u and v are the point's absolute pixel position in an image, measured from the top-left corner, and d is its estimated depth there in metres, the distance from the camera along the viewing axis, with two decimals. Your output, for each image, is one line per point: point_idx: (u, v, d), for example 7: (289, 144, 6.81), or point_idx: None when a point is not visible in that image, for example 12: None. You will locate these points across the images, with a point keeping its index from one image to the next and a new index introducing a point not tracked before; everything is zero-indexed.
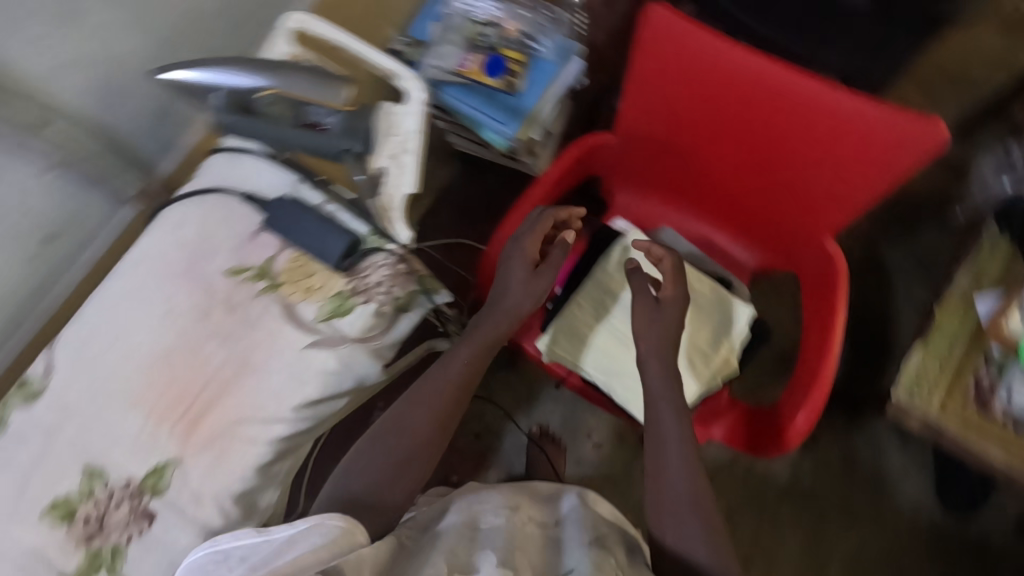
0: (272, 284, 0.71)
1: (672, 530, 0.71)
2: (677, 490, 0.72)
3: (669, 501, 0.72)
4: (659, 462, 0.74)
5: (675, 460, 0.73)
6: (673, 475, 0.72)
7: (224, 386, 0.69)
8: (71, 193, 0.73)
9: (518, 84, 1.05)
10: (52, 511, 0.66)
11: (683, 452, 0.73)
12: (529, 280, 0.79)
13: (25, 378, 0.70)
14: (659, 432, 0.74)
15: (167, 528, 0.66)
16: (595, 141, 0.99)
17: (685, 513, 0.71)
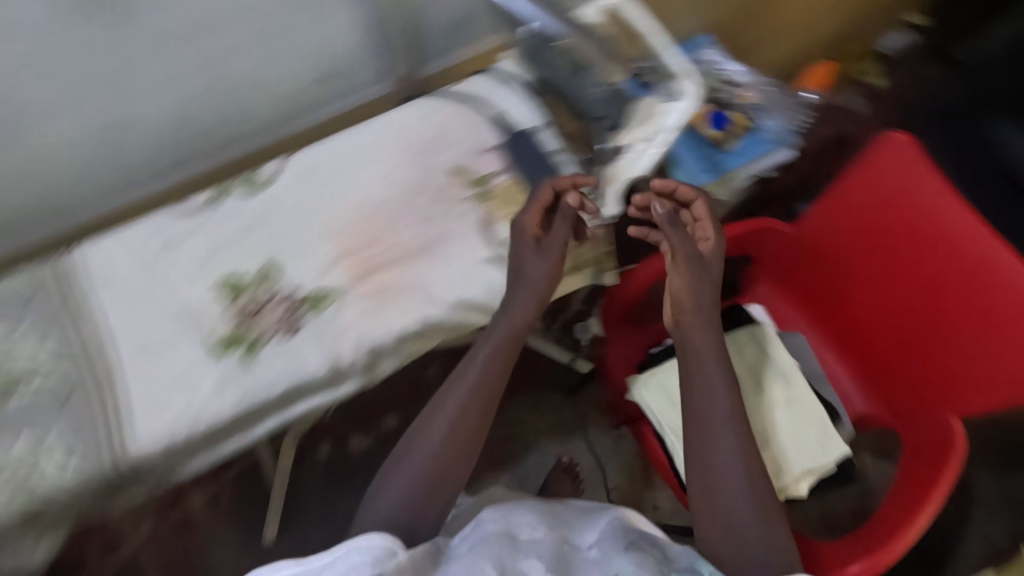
0: (482, 196, 0.78)
1: (726, 532, 0.60)
2: (735, 493, 0.61)
3: (722, 500, 0.61)
4: (708, 453, 0.63)
5: (729, 451, 0.62)
6: (728, 471, 0.62)
7: (403, 258, 0.76)
8: (360, 50, 0.84)
9: (730, 143, 1.11)
10: (224, 284, 0.76)
11: (736, 445, 0.63)
12: (536, 268, 0.70)
13: (256, 173, 0.81)
14: (702, 411, 0.65)
15: (300, 346, 0.72)
16: (773, 225, 1.01)
17: (745, 519, 0.60)
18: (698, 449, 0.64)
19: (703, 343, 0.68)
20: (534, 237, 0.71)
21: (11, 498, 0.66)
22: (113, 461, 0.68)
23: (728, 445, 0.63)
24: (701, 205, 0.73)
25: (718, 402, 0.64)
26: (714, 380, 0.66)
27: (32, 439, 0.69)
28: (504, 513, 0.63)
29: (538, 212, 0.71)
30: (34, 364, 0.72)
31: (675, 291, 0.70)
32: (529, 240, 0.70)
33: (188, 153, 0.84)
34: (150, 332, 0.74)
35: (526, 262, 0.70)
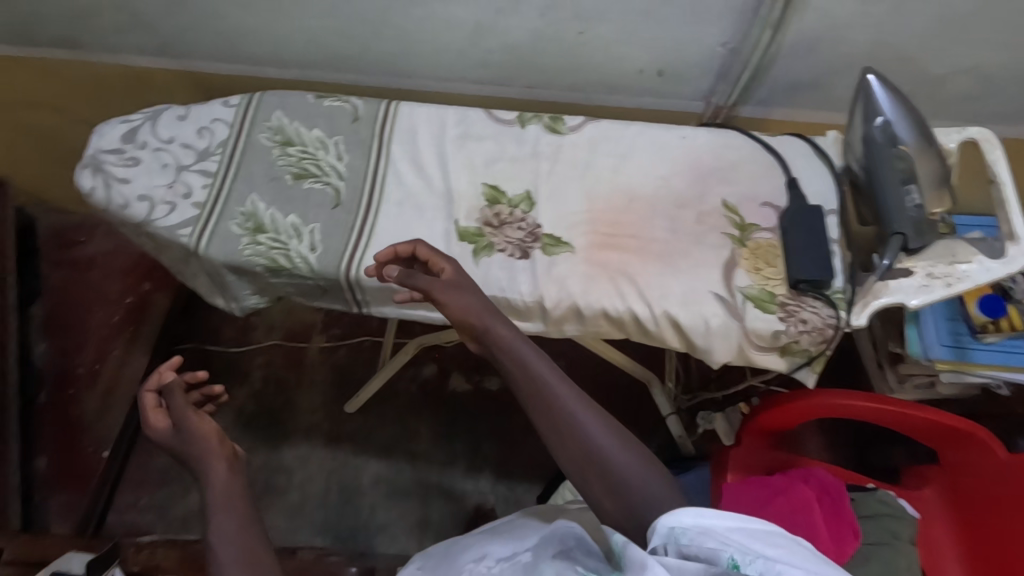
0: (739, 240, 0.78)
1: (616, 487, 0.62)
2: (611, 452, 0.63)
3: (602, 461, 0.62)
4: (575, 430, 0.63)
5: (589, 416, 0.64)
6: (598, 433, 0.63)
7: (642, 249, 0.78)
8: (708, 63, 0.88)
9: (989, 334, 0.92)
10: (489, 187, 0.83)
11: (590, 408, 0.64)
12: (185, 422, 0.68)
13: (563, 119, 0.87)
14: (560, 418, 0.64)
15: (521, 270, 0.77)
16: (993, 447, 0.88)
17: (628, 466, 0.62)
18: (562, 432, 0.64)
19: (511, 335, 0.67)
20: (167, 420, 0.69)
21: (264, 252, 0.80)
22: (342, 270, 0.79)
23: (575, 407, 0.64)
24: (423, 246, 0.73)
25: (549, 375, 0.65)
26: (528, 360, 0.66)
27: (298, 219, 0.82)
28: (496, 533, 0.80)
29: (157, 410, 0.70)
30: (329, 168, 0.86)
31: (458, 316, 0.68)
32: (167, 428, 0.69)
33: (518, 77, 0.94)
34: (416, 192, 0.84)
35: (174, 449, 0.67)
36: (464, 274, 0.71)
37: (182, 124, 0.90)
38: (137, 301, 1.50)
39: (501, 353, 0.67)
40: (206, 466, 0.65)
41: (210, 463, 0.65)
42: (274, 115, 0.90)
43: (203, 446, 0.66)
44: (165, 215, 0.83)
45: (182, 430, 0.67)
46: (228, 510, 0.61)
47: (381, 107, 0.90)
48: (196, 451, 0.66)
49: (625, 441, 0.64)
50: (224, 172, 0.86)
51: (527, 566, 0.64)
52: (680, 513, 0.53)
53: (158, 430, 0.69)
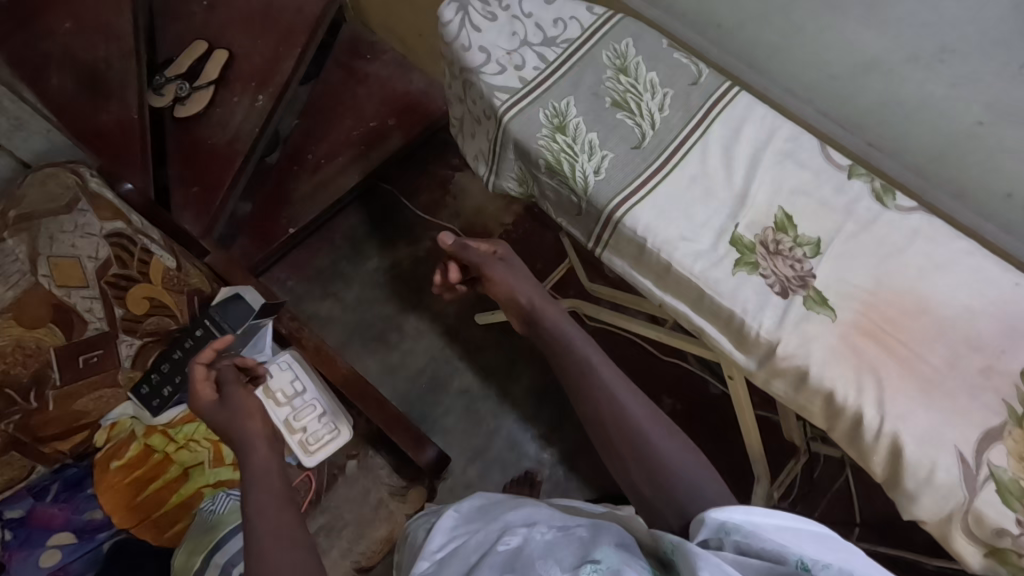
0: (1020, 419, 0.68)
1: (649, 460, 0.70)
2: (648, 429, 0.72)
3: (638, 437, 0.71)
4: (613, 407, 0.74)
5: (628, 394, 0.75)
6: (635, 409, 0.74)
7: (904, 361, 0.70)
8: None
9: None
10: (783, 214, 0.79)
11: (626, 390, 0.76)
12: (233, 400, 0.80)
13: (894, 193, 0.80)
14: (596, 395, 0.75)
15: (772, 306, 0.73)
16: None
17: (663, 443, 0.71)
18: (600, 409, 0.74)
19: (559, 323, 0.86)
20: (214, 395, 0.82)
21: (553, 151, 0.83)
22: (609, 204, 0.80)
23: (610, 379, 0.76)
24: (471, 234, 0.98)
25: (595, 359, 0.79)
26: (575, 342, 0.82)
27: (596, 140, 0.84)
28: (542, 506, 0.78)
29: (206, 384, 0.84)
30: (647, 112, 0.86)
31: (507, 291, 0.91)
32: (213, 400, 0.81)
33: (864, 130, 0.87)
34: (712, 177, 0.81)
35: (217, 420, 0.78)
36: (507, 257, 0.95)
37: (546, 6, 0.93)
38: (379, 129, 1.64)
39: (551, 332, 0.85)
40: (247, 442, 0.74)
41: (253, 439, 0.74)
42: (625, 41, 0.91)
43: (245, 426, 0.76)
44: (493, 74, 0.89)
45: (227, 405, 0.79)
46: (266, 479, 0.69)
47: (724, 86, 0.87)
48: (239, 428, 0.75)
49: (659, 424, 0.73)
50: (557, 65, 0.89)
51: (583, 543, 0.63)
52: (730, 509, 0.54)
53: (202, 401, 0.81)
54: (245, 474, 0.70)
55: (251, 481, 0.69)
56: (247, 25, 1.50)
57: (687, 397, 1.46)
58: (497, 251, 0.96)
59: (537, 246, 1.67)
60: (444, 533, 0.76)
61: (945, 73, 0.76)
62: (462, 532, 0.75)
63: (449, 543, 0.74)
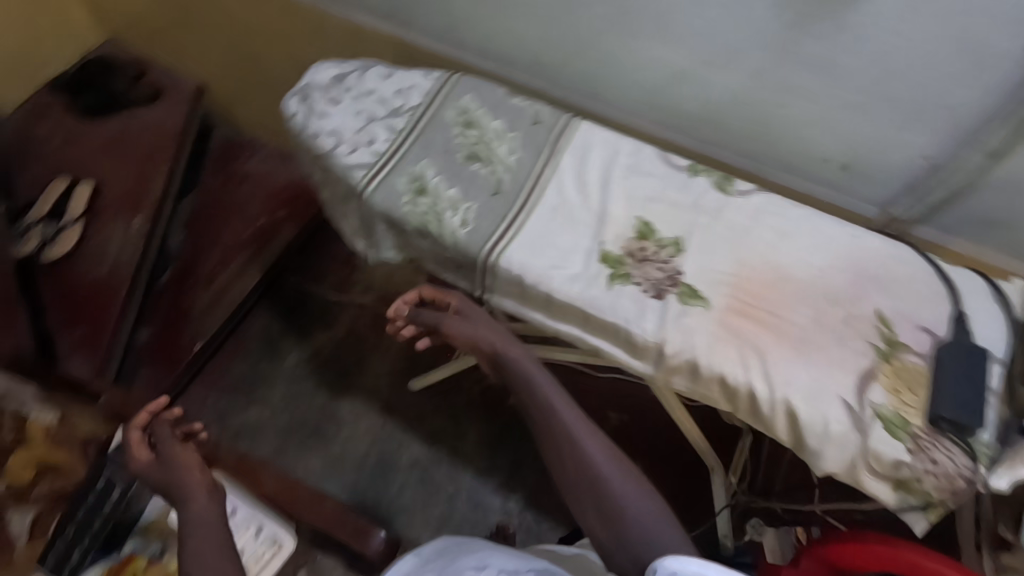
0: (885, 355, 0.74)
1: (606, 507, 0.68)
2: (609, 476, 0.69)
3: (597, 480, 0.69)
4: (574, 455, 0.71)
5: (590, 441, 0.71)
6: (596, 456, 0.70)
7: (777, 330, 0.75)
8: (899, 171, 0.85)
9: None
10: (642, 222, 0.84)
11: (592, 434, 0.72)
12: (170, 455, 0.73)
13: (733, 181, 0.87)
14: (555, 435, 0.72)
15: (651, 309, 0.77)
16: None
17: (626, 493, 0.68)
18: (562, 455, 0.71)
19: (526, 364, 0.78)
20: (150, 454, 0.74)
21: (419, 214, 0.86)
22: (482, 252, 0.82)
23: (572, 424, 0.72)
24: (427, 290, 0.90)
25: (556, 400, 0.74)
26: (537, 381, 0.77)
27: (458, 194, 0.87)
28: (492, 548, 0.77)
29: (138, 445, 0.75)
30: (499, 158, 0.90)
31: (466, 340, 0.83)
32: (147, 459, 0.73)
33: (698, 130, 0.95)
34: (571, 204, 0.86)
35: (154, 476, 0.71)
36: (467, 308, 0.86)
37: (384, 82, 0.98)
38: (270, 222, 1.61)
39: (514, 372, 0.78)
40: (187, 496, 0.69)
41: (193, 491, 0.69)
42: (465, 98, 0.96)
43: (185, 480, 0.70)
44: (347, 154, 0.91)
45: (164, 462, 0.72)
46: (208, 533, 0.64)
47: (565, 119, 0.94)
48: (181, 483, 0.70)
49: (623, 471, 0.70)
50: (406, 132, 0.93)
51: None
52: (683, 561, 0.53)
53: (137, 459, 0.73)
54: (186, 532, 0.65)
55: (192, 537, 0.64)
56: (106, 154, 1.46)
57: (628, 408, 1.48)
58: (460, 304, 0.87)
59: None
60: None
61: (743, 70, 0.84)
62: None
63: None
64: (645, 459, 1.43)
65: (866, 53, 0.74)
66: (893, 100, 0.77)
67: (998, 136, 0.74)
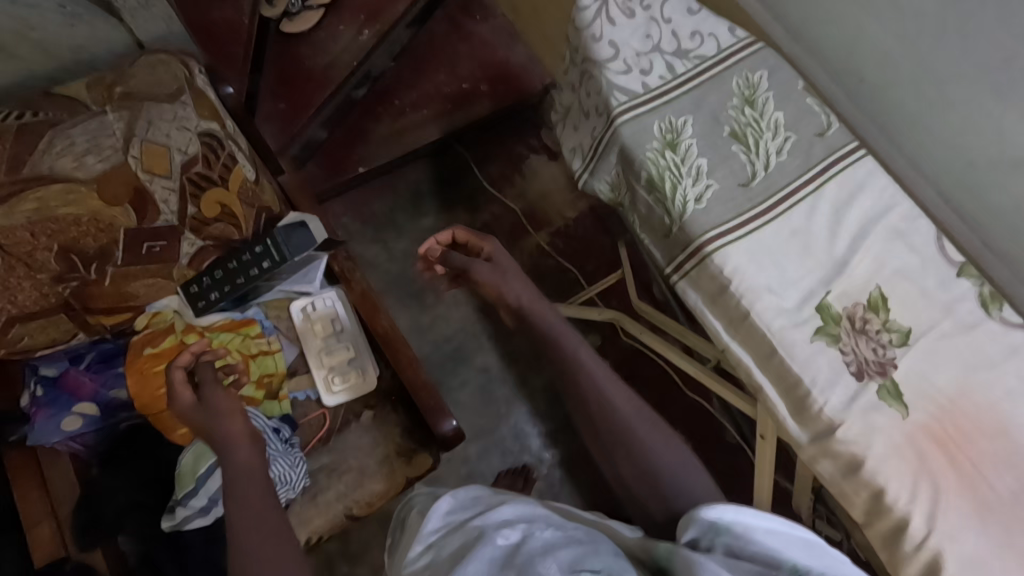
0: None
1: (636, 457, 0.73)
2: (636, 429, 0.75)
3: (623, 433, 0.75)
4: (603, 405, 0.77)
5: (617, 393, 0.78)
6: (624, 405, 0.77)
7: (967, 480, 0.66)
8: None
9: None
10: (878, 293, 0.75)
11: (617, 389, 0.78)
12: (213, 402, 0.84)
13: (1003, 303, 0.75)
14: (582, 393, 0.78)
15: (842, 385, 0.70)
16: None
17: (651, 437, 0.75)
18: (591, 410, 0.77)
19: (555, 326, 0.84)
20: (194, 397, 0.85)
21: (657, 167, 0.81)
22: (701, 238, 0.77)
23: (598, 378, 0.78)
24: (461, 232, 0.95)
25: (581, 356, 0.81)
26: (565, 338, 0.83)
27: (705, 167, 0.80)
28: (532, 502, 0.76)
29: (184, 386, 0.85)
30: (763, 151, 0.82)
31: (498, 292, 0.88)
32: (192, 401, 0.84)
33: (988, 230, 0.81)
34: (813, 236, 0.77)
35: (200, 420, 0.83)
36: (495, 256, 0.91)
37: (687, 16, 0.89)
38: (469, 91, 1.59)
39: (541, 329, 0.84)
40: (227, 444, 0.81)
41: (234, 443, 0.81)
42: (759, 72, 0.87)
43: (228, 428, 0.82)
44: (617, 72, 0.86)
45: (208, 408, 0.84)
46: (247, 487, 0.78)
47: (855, 146, 0.83)
48: (220, 432, 0.81)
49: (647, 423, 0.76)
50: (684, 80, 0.86)
51: (583, 543, 0.62)
52: (722, 509, 0.58)
53: (182, 401, 0.84)
54: (228, 482, 0.79)
55: (233, 491, 0.78)
56: None
57: (703, 438, 1.42)
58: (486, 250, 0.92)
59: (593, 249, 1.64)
60: (440, 517, 0.75)
61: None
62: (462, 517, 0.74)
63: (445, 529, 0.73)
64: None
65: None
66: None
67: None
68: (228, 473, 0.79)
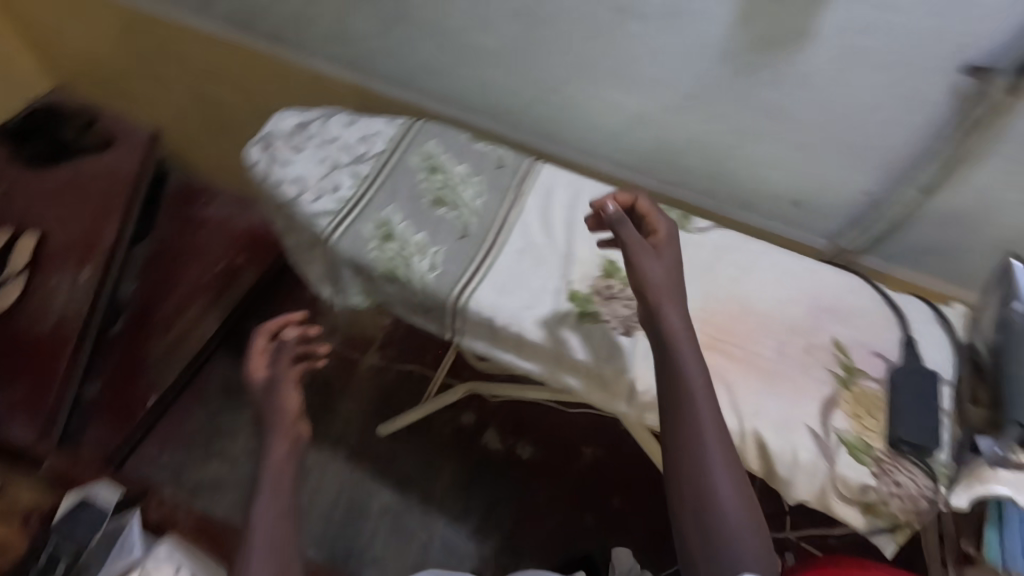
0: (844, 382, 0.77)
1: (710, 532, 0.57)
2: (727, 512, 0.58)
3: (713, 507, 0.58)
4: (700, 476, 0.59)
5: (722, 477, 0.59)
6: (726, 497, 0.58)
7: (746, 362, 0.78)
8: (844, 206, 0.90)
9: None
10: (608, 260, 0.86)
11: (724, 471, 0.59)
12: (283, 384, 0.70)
13: (691, 219, 0.91)
14: (685, 441, 0.61)
15: (621, 347, 0.79)
16: None
17: (742, 542, 0.57)
18: (682, 455, 0.61)
19: (684, 359, 0.63)
20: (267, 372, 0.72)
21: (386, 259, 0.86)
22: (452, 296, 0.82)
23: (711, 444, 0.60)
24: (644, 201, 0.74)
25: (704, 412, 0.61)
26: (695, 383, 0.62)
27: (425, 238, 0.88)
28: None
29: (264, 353, 0.73)
30: (466, 201, 0.92)
31: (635, 280, 0.68)
32: (261, 378, 0.72)
33: (657, 171, 0.99)
34: (538, 244, 0.88)
35: (261, 407, 0.70)
36: (664, 247, 0.71)
37: (349, 129, 0.98)
38: (230, 267, 1.55)
39: (661, 348, 0.65)
40: (274, 431, 0.67)
41: (278, 429, 0.67)
42: (430, 143, 0.98)
43: (284, 400, 0.69)
44: (311, 201, 0.91)
45: (271, 393, 0.70)
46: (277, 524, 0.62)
47: (528, 162, 0.96)
48: (273, 408, 0.69)
49: (749, 518, 0.58)
50: (372, 179, 0.93)
51: None
52: None
53: (253, 373, 0.72)
54: (260, 485, 0.64)
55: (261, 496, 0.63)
56: (50, 200, 1.35)
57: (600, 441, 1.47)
58: (659, 240, 0.71)
59: (422, 340, 1.67)
60: None
61: (694, 117, 0.88)
62: None
63: None
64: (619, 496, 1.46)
65: (807, 100, 0.79)
66: (836, 142, 0.82)
67: (927, 172, 0.79)
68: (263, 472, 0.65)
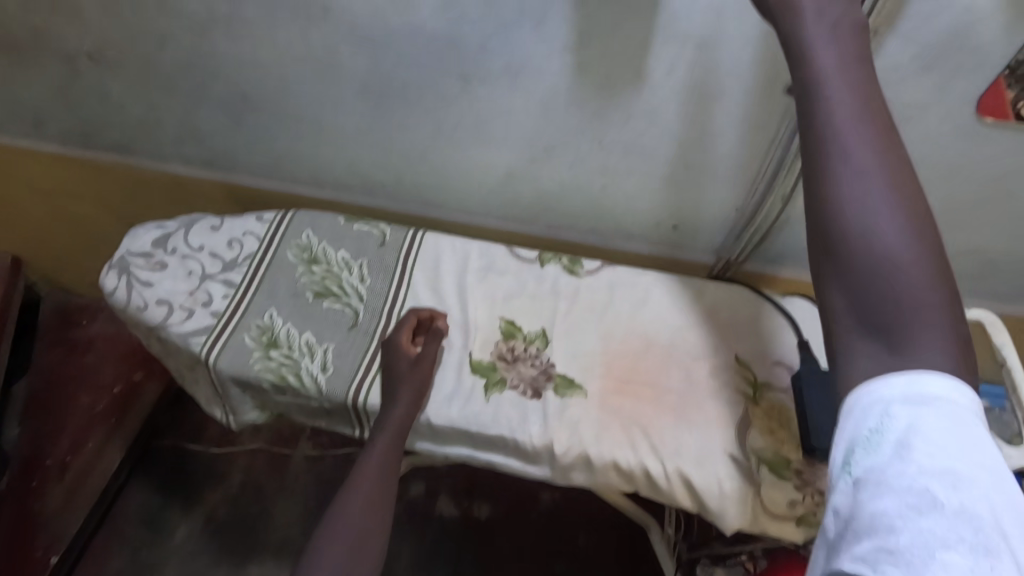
0: (752, 397, 0.77)
1: (865, 272, 0.45)
2: (889, 242, 0.45)
3: (864, 240, 0.46)
4: (846, 210, 0.46)
5: (884, 218, 0.46)
6: (888, 245, 0.45)
7: (658, 400, 0.77)
8: (719, 223, 0.93)
9: None
10: (506, 322, 0.84)
11: (880, 204, 0.46)
12: (425, 361, 0.77)
13: (581, 261, 0.91)
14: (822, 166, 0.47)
15: (532, 410, 0.77)
16: None
17: (908, 276, 0.44)
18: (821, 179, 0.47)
19: (821, 53, 0.48)
20: (412, 349, 0.78)
21: (275, 368, 0.80)
22: (351, 395, 0.78)
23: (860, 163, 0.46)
24: None
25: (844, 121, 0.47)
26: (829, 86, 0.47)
27: (313, 337, 0.83)
28: None
29: (409, 332, 0.79)
30: (351, 289, 0.87)
31: None
32: (405, 355, 0.77)
33: (541, 218, 0.99)
34: None
35: (395, 374, 0.76)
36: None
37: (215, 234, 0.92)
38: (128, 388, 1.39)
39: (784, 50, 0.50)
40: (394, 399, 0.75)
41: (401, 396, 0.75)
42: (305, 233, 0.93)
43: (407, 382, 0.75)
44: (182, 322, 0.84)
45: (415, 365, 0.76)
46: (377, 498, 0.71)
47: (409, 234, 0.93)
48: (399, 387, 0.75)
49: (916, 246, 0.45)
50: (247, 284, 0.87)
51: None
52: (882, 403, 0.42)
53: (393, 346, 0.78)
54: (369, 457, 0.73)
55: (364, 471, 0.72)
56: None
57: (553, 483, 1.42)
58: None
59: None
60: None
61: (560, 164, 0.89)
62: None
63: None
64: (586, 534, 1.39)
65: (658, 134, 0.81)
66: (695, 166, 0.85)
67: None
68: (376, 442, 0.73)
